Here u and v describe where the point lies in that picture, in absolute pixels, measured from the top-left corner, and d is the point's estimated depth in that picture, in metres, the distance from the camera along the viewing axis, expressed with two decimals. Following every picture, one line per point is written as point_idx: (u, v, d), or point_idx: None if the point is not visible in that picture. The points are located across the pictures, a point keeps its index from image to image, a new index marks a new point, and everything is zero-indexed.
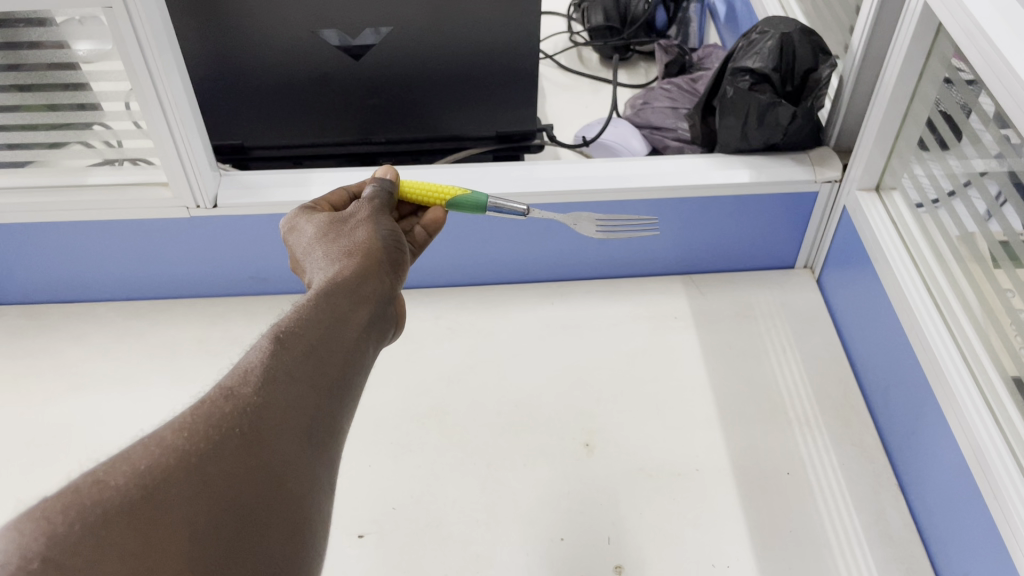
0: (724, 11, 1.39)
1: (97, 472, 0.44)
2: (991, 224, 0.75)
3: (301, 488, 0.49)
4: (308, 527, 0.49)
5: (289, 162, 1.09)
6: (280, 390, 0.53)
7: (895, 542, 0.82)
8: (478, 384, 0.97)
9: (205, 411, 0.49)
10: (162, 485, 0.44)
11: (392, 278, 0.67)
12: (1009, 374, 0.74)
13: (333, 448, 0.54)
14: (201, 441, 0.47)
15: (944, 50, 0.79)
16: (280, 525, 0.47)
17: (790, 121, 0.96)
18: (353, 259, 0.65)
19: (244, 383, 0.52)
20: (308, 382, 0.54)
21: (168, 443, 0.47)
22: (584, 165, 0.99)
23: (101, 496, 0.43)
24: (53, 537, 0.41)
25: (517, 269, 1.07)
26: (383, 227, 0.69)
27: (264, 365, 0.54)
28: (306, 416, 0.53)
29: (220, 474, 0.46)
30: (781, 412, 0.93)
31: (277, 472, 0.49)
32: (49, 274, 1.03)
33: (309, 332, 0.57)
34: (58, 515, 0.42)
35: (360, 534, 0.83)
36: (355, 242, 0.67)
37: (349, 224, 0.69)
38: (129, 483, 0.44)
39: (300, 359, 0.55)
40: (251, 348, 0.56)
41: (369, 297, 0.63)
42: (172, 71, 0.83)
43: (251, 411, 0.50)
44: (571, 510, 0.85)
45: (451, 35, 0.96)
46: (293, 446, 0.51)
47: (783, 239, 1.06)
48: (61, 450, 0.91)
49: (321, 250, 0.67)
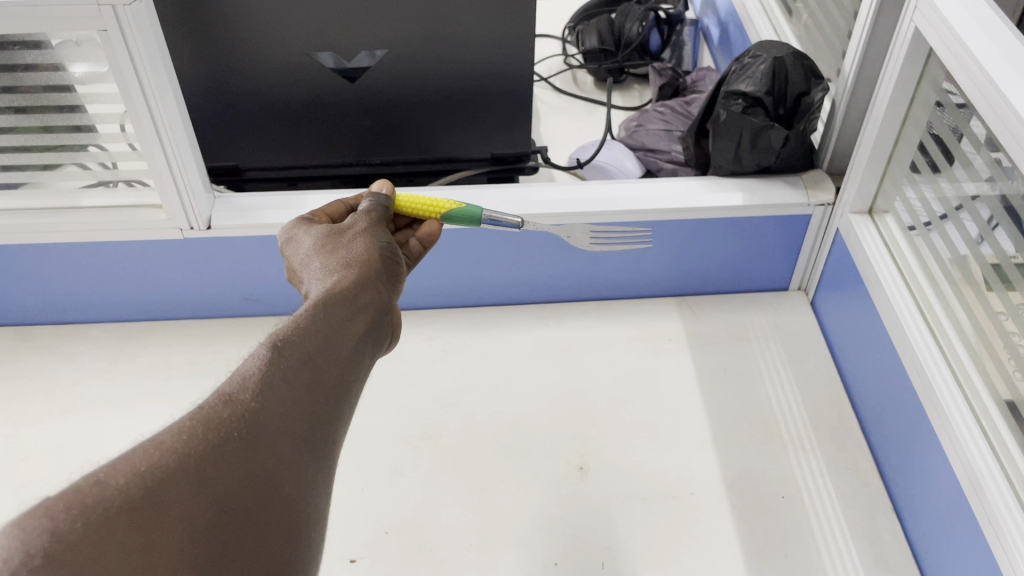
0: (718, 34, 1.40)
1: (98, 472, 0.43)
2: (983, 247, 0.76)
3: (296, 494, 0.50)
4: (301, 533, 0.49)
5: (284, 183, 1.09)
6: (279, 396, 0.52)
7: (890, 565, 0.82)
8: (472, 406, 0.97)
9: (204, 416, 0.49)
10: (165, 485, 0.44)
11: (387, 290, 0.67)
12: (1003, 398, 0.74)
13: (326, 455, 0.54)
14: (200, 444, 0.47)
15: (935, 74, 0.80)
16: (275, 532, 0.47)
17: (782, 144, 0.96)
18: (351, 269, 0.65)
19: (242, 389, 0.52)
20: (304, 391, 0.54)
21: (168, 446, 0.46)
22: (577, 187, 1.00)
23: (104, 493, 0.42)
24: (56, 534, 0.40)
25: (511, 291, 1.07)
26: (380, 241, 0.69)
27: (261, 370, 0.53)
28: (303, 423, 0.53)
29: (219, 477, 0.46)
30: (776, 436, 0.93)
31: (272, 480, 0.49)
32: (41, 295, 1.03)
33: (307, 340, 0.57)
34: (62, 513, 0.41)
35: (353, 558, 0.82)
36: (354, 254, 0.67)
37: (346, 237, 0.69)
38: (131, 481, 0.43)
39: (298, 366, 0.55)
40: (249, 354, 0.55)
41: (365, 308, 0.63)
42: (167, 93, 0.83)
43: (248, 418, 0.50)
44: (565, 533, 0.84)
45: (445, 59, 0.96)
46: (290, 451, 0.51)
47: (776, 261, 1.06)
48: (51, 472, 0.91)
49: (318, 260, 0.67)
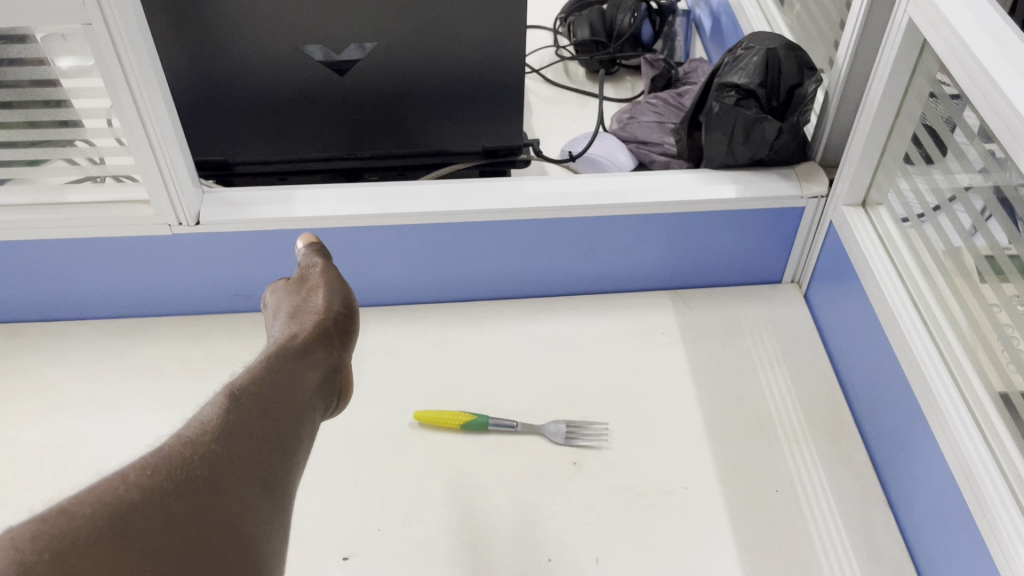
0: (710, 24, 1.39)
1: (63, 504, 0.46)
2: (976, 239, 0.75)
3: (259, 530, 0.53)
4: (264, 568, 0.52)
5: (273, 178, 1.08)
6: (239, 440, 0.56)
7: (884, 559, 0.82)
8: (464, 401, 0.96)
9: (167, 453, 0.52)
10: (131, 518, 0.47)
11: (335, 351, 0.74)
12: (996, 390, 0.74)
13: (287, 498, 0.58)
14: (163, 479, 0.50)
15: (929, 65, 0.79)
16: (240, 564, 0.50)
17: (775, 136, 0.95)
18: (311, 318, 0.75)
19: (202, 432, 0.55)
20: (261, 436, 0.58)
21: (132, 480, 0.49)
22: (569, 180, 0.99)
23: (71, 524, 0.45)
24: (23, 565, 0.42)
25: (502, 285, 1.07)
26: (336, 298, 0.78)
27: (220, 416, 0.57)
28: (262, 466, 0.56)
29: (184, 511, 0.49)
30: (770, 430, 0.93)
31: (237, 517, 0.52)
32: (28, 292, 1.02)
33: (262, 391, 0.61)
34: (28, 544, 0.43)
35: (345, 556, 0.82)
36: (313, 303, 0.77)
37: (304, 299, 0.78)
38: (95, 512, 0.46)
39: (255, 414, 0.58)
40: (206, 404, 0.59)
41: (315, 368, 0.69)
42: (153, 86, 0.82)
43: (212, 457, 0.53)
44: (558, 529, 0.84)
45: (435, 51, 0.95)
46: (253, 490, 0.54)
47: (769, 254, 1.05)
48: (39, 472, 0.90)
49: (281, 320, 0.76)
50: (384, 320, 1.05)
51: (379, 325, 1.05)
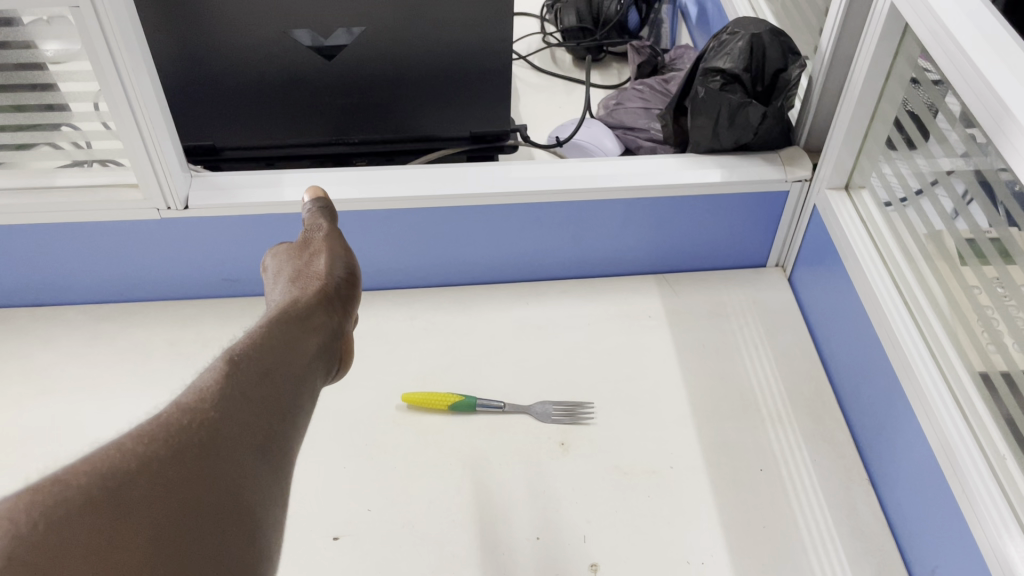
0: (696, 11, 1.40)
1: (60, 473, 0.48)
2: (958, 222, 0.77)
3: (256, 500, 0.54)
4: (261, 535, 0.53)
5: (262, 163, 1.08)
6: (236, 409, 0.57)
7: (865, 535, 0.83)
8: (452, 383, 0.97)
9: (166, 422, 0.53)
10: (127, 488, 0.48)
11: (337, 316, 0.74)
12: (976, 369, 0.75)
13: (285, 466, 0.59)
14: (162, 447, 0.51)
15: (910, 50, 0.81)
16: (236, 532, 0.51)
17: (760, 121, 0.97)
18: (312, 283, 0.75)
19: (201, 400, 0.56)
20: (259, 403, 0.59)
21: (130, 448, 0.50)
22: (556, 164, 1.00)
23: (66, 495, 0.46)
24: (19, 537, 0.43)
25: (490, 270, 1.07)
26: (339, 262, 0.78)
27: (219, 383, 0.58)
28: (258, 435, 0.57)
29: (184, 481, 0.50)
30: (754, 410, 0.94)
31: (234, 485, 0.53)
32: (18, 278, 1.02)
33: (262, 357, 0.62)
34: (24, 514, 0.44)
35: (335, 536, 0.83)
36: (315, 267, 0.77)
37: (308, 262, 0.78)
38: (91, 483, 0.47)
39: (254, 382, 0.60)
40: (206, 369, 0.60)
41: (317, 332, 0.70)
42: (141, 69, 0.82)
43: (208, 424, 0.55)
44: (547, 508, 0.85)
45: (423, 36, 0.96)
46: (249, 459, 0.55)
47: (754, 238, 1.07)
48: (30, 455, 0.90)
49: (283, 283, 0.77)
50: (374, 304, 1.06)
51: (368, 309, 1.06)
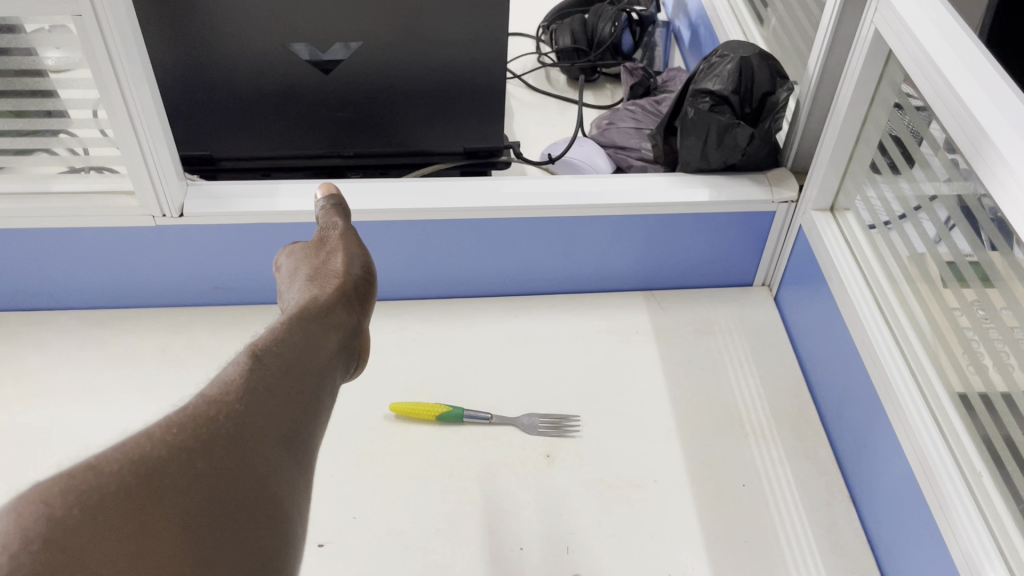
0: (688, 36, 1.42)
1: (91, 459, 0.49)
2: (940, 246, 0.78)
3: (284, 490, 0.55)
4: (290, 523, 0.54)
5: (258, 173, 1.10)
6: (262, 399, 0.58)
7: (845, 552, 0.84)
8: (440, 394, 0.98)
9: (192, 412, 0.54)
10: (158, 475, 0.49)
11: (357, 314, 0.75)
12: (955, 390, 0.77)
13: (309, 460, 0.60)
14: (190, 437, 0.52)
15: (894, 76, 0.82)
16: (267, 521, 0.52)
17: (748, 142, 0.99)
18: (330, 281, 0.76)
19: (227, 391, 0.57)
20: (285, 396, 0.60)
21: (158, 436, 0.52)
22: (547, 180, 1.01)
23: (98, 480, 0.48)
24: (52, 520, 0.45)
25: (480, 283, 1.09)
26: (357, 262, 0.79)
27: (245, 375, 0.59)
28: (283, 426, 0.58)
29: (213, 469, 0.52)
30: (739, 426, 0.95)
31: (262, 478, 0.54)
32: (11, 282, 1.03)
33: (283, 350, 0.63)
34: (57, 499, 0.46)
35: (320, 543, 0.83)
36: (333, 266, 0.79)
37: (325, 260, 0.80)
38: (121, 468, 0.49)
39: (276, 373, 0.61)
40: (231, 362, 0.61)
41: (337, 327, 0.71)
42: (141, 81, 0.84)
43: (234, 415, 0.55)
44: (533, 519, 0.86)
45: (418, 54, 0.97)
46: (274, 449, 0.56)
47: (741, 258, 1.08)
48: (17, 457, 0.90)
49: (301, 282, 0.78)
50: None
51: None
